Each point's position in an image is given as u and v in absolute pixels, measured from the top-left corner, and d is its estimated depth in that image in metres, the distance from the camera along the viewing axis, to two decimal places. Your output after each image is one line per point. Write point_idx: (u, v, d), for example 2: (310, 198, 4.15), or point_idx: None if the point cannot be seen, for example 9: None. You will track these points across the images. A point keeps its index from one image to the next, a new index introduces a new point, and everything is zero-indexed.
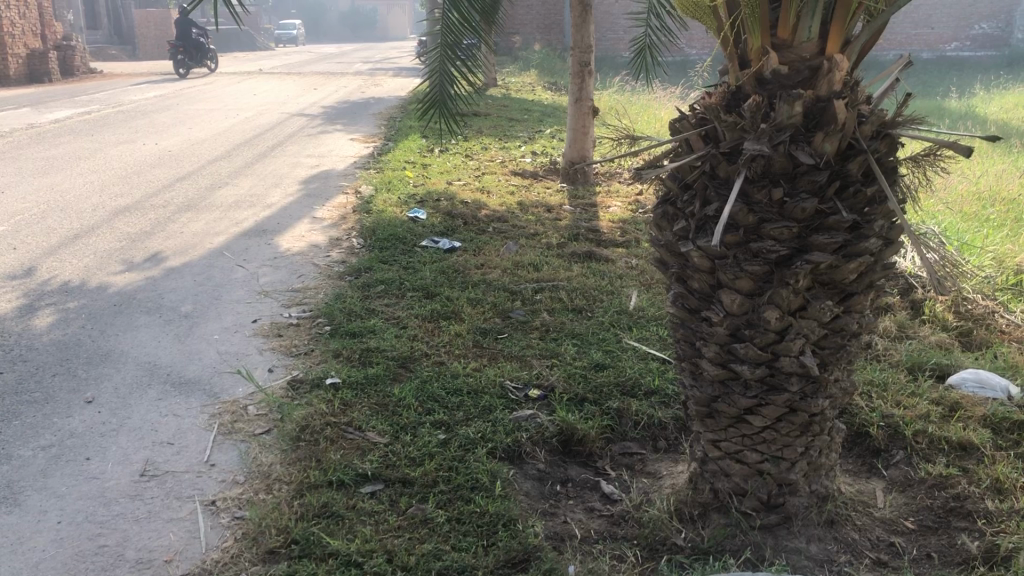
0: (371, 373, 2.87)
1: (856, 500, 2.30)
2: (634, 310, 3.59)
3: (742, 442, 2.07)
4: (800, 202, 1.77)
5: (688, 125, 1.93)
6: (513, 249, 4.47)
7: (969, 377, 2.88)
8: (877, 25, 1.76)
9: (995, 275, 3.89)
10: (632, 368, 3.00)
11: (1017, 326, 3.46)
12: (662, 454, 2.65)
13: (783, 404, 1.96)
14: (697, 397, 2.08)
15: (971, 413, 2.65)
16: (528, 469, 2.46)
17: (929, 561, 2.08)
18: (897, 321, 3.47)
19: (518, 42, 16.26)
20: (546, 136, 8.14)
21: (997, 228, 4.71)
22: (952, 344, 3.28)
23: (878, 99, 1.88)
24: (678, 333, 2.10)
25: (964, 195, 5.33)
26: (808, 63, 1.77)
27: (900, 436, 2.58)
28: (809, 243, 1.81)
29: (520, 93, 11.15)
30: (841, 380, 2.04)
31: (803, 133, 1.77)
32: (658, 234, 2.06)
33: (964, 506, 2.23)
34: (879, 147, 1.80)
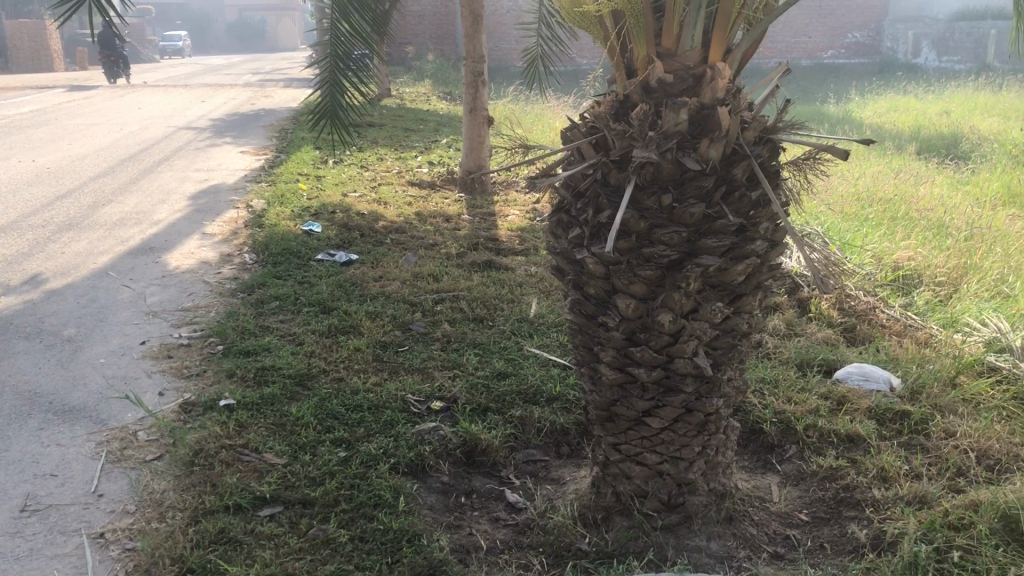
0: (267, 393, 2.79)
1: (753, 495, 2.37)
2: (534, 318, 3.61)
3: (641, 444, 2.10)
4: (688, 207, 1.81)
5: (579, 134, 1.95)
6: (412, 260, 4.44)
7: (854, 371, 3.00)
8: (757, 33, 1.82)
9: (875, 272, 4.07)
10: (533, 376, 3.01)
11: (896, 319, 3.62)
12: (565, 460, 2.67)
13: (680, 405, 2.00)
14: (596, 401, 2.10)
15: (857, 405, 2.76)
16: (431, 483, 2.45)
17: (822, 551, 2.15)
18: (786, 320, 3.59)
19: (411, 53, 16.22)
20: (441, 146, 8.12)
21: (875, 227, 4.94)
22: (837, 339, 3.41)
23: (760, 105, 1.94)
24: (576, 339, 2.12)
25: (844, 197, 5.57)
26: (692, 71, 1.81)
27: (791, 431, 2.66)
28: (699, 247, 1.85)
29: (415, 104, 11.11)
30: (734, 379, 2.09)
31: (690, 139, 1.81)
32: (554, 242, 2.07)
33: (853, 496, 2.32)
34: (762, 152, 1.86)
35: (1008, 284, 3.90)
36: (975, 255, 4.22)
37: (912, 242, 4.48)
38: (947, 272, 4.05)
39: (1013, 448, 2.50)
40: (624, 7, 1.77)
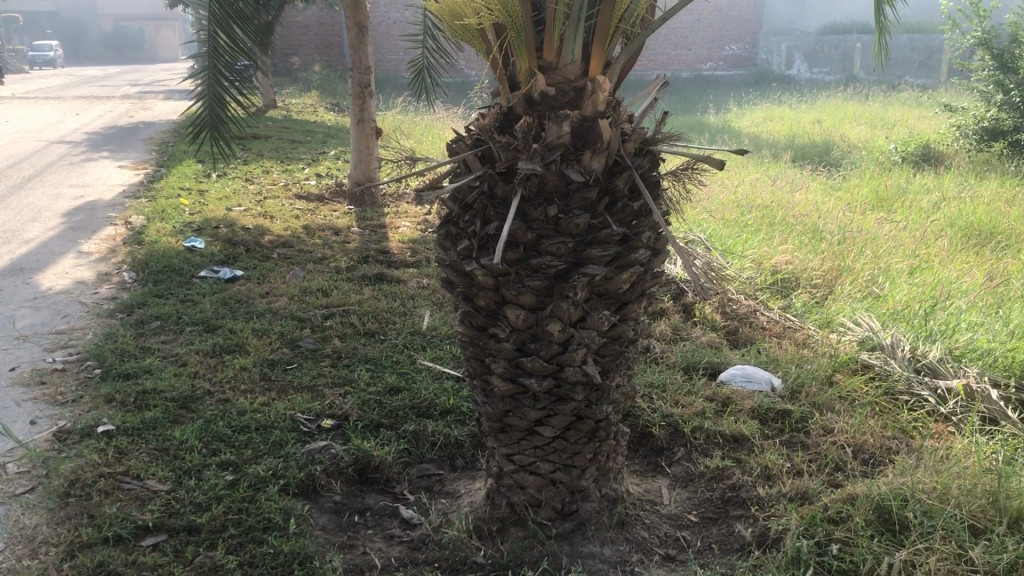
0: (148, 418, 2.69)
1: (644, 499, 2.41)
2: (426, 330, 3.59)
3: (534, 453, 2.11)
4: (573, 218, 1.83)
5: (464, 146, 1.95)
6: (300, 275, 4.35)
7: (737, 373, 3.10)
8: (635, 47, 1.86)
9: (755, 276, 4.23)
10: (426, 389, 2.98)
11: (776, 321, 3.76)
12: (460, 472, 2.66)
13: (571, 413, 2.02)
14: (489, 413, 2.10)
15: (741, 405, 2.85)
16: (323, 502, 2.40)
17: (711, 551, 2.20)
18: (672, 325, 3.68)
19: (296, 64, 15.97)
20: (329, 158, 8.01)
21: (754, 232, 5.13)
22: (721, 342, 3.52)
23: (640, 117, 1.98)
24: (467, 352, 2.12)
25: (725, 204, 5.76)
26: (573, 84, 1.83)
27: (679, 433, 2.72)
28: (585, 257, 1.88)
29: (301, 115, 10.92)
30: (622, 385, 2.13)
31: (573, 151, 1.83)
32: (442, 254, 2.07)
33: (739, 495, 2.39)
34: (642, 163, 1.90)
35: (877, 284, 4.09)
36: (848, 257, 4.42)
37: (789, 246, 4.67)
38: (822, 274, 4.23)
39: (885, 442, 2.62)
40: (505, 20, 1.78)
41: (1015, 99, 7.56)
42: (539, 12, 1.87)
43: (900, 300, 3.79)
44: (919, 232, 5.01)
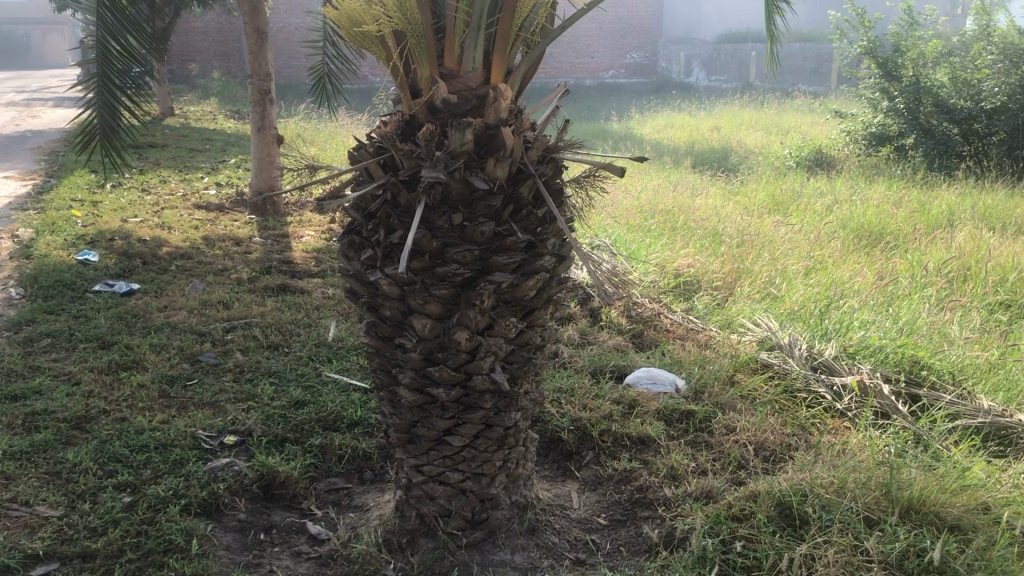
0: (38, 440, 2.56)
1: (554, 504, 2.42)
2: (331, 341, 3.54)
3: (443, 463, 2.09)
4: (478, 226, 1.83)
5: (366, 154, 1.92)
6: (199, 288, 4.23)
7: (643, 376, 3.15)
8: (535, 55, 1.87)
9: (659, 280, 4.31)
10: (333, 402, 2.93)
11: (679, 323, 3.84)
12: (368, 485, 2.62)
13: (479, 421, 2.02)
14: (396, 423, 2.08)
15: (647, 407, 2.89)
16: (227, 521, 2.34)
17: (619, 553, 2.23)
18: (579, 329, 3.72)
19: (194, 71, 15.55)
20: (229, 167, 7.82)
21: (658, 236, 5.23)
22: (627, 346, 3.57)
23: (542, 125, 2.00)
24: (374, 363, 2.09)
25: (629, 209, 5.86)
26: (476, 92, 1.83)
27: (588, 437, 2.75)
28: (490, 264, 1.87)
29: (199, 123, 10.63)
30: (530, 392, 2.14)
31: (476, 159, 1.83)
32: (346, 264, 2.03)
33: (647, 496, 2.42)
34: (546, 170, 1.91)
35: (775, 285, 4.22)
36: (746, 260, 4.55)
37: (690, 250, 4.77)
38: (722, 277, 4.34)
39: (785, 439, 2.70)
40: (405, 27, 1.76)
41: (900, 105, 7.92)
42: (438, 20, 1.86)
43: (796, 300, 3.92)
44: (813, 234, 5.20)
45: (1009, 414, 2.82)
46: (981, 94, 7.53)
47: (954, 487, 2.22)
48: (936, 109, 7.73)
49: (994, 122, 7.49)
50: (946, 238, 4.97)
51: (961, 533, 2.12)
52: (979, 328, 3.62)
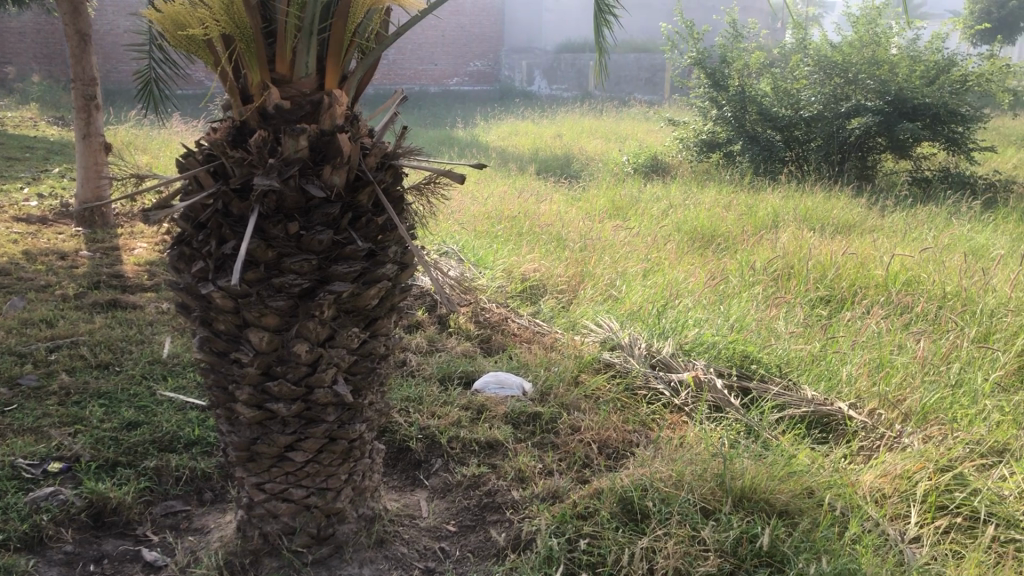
0: None
1: (402, 514, 2.40)
2: (167, 358, 3.38)
3: (286, 480, 2.03)
4: (316, 234, 1.79)
5: (194, 162, 1.84)
6: (19, 305, 3.94)
7: (490, 380, 3.15)
8: (370, 61, 1.85)
9: (506, 285, 4.36)
10: (169, 422, 2.80)
11: (526, 327, 3.89)
12: (209, 506, 2.51)
13: (323, 434, 1.98)
14: (235, 442, 2.00)
15: (494, 411, 2.90)
16: (51, 555, 2.19)
17: (468, 559, 2.23)
18: (427, 336, 3.70)
19: (10, 74, 14.49)
20: (52, 176, 7.34)
21: (504, 242, 5.29)
22: (475, 351, 3.59)
23: (381, 131, 1.97)
24: (209, 380, 2.01)
25: (476, 216, 5.90)
26: (309, 98, 1.78)
27: (436, 444, 2.74)
28: (329, 274, 1.84)
29: (17, 130, 9.93)
30: (375, 403, 2.11)
31: (312, 166, 1.78)
32: (176, 276, 1.94)
33: (495, 500, 2.44)
34: (385, 177, 1.89)
35: (615, 287, 4.34)
36: (589, 263, 4.67)
37: (536, 255, 4.84)
38: (567, 280, 4.44)
39: (628, 436, 2.79)
40: (233, 31, 1.70)
41: (727, 114, 8.36)
42: (268, 24, 1.80)
43: (635, 300, 4.05)
44: (650, 237, 5.40)
45: (831, 402, 3.01)
46: (800, 103, 8.04)
47: (782, 473, 2.34)
48: (760, 117, 8.22)
49: (812, 129, 8.02)
50: (771, 239, 5.27)
51: (790, 517, 2.25)
52: (802, 323, 3.84)
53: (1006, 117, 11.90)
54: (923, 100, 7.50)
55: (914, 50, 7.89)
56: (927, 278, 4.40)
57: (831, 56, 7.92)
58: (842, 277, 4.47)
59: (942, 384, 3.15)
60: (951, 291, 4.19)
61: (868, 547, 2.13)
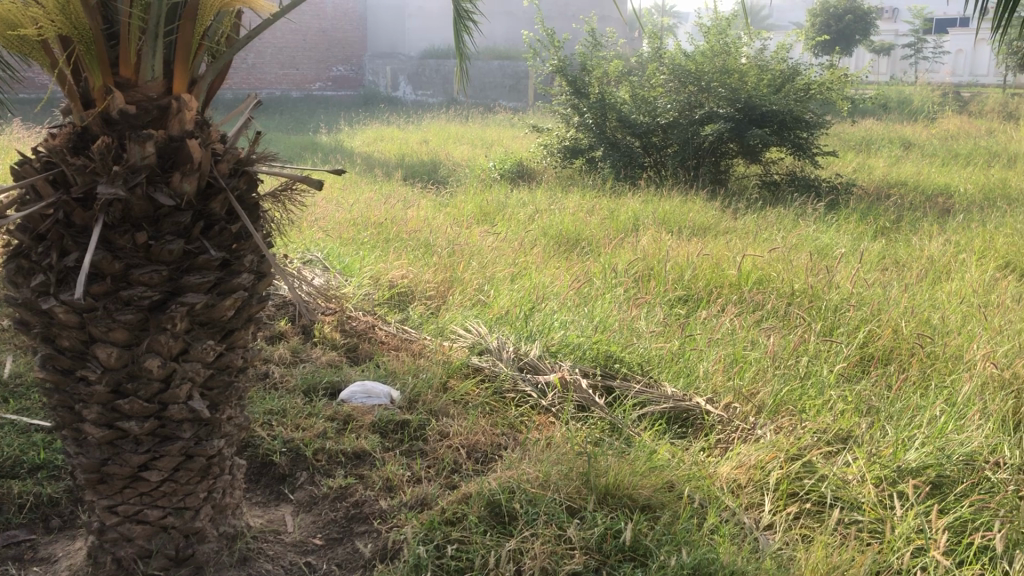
0: None
1: (267, 530, 2.34)
2: (8, 378, 3.17)
3: (140, 501, 1.95)
4: (166, 244, 1.72)
5: (31, 170, 1.73)
6: None
7: (357, 390, 3.10)
8: (222, 64, 1.80)
9: (372, 292, 4.31)
10: (10, 446, 2.62)
11: (393, 334, 3.85)
12: (56, 534, 2.37)
13: (179, 452, 1.91)
14: (83, 464, 1.90)
15: (361, 421, 2.86)
16: None
17: (336, 572, 2.19)
18: (291, 347, 3.61)
19: None
20: None
21: (370, 248, 5.24)
22: (341, 360, 3.53)
23: (235, 137, 1.92)
24: (52, 400, 1.90)
25: (341, 223, 5.82)
26: (156, 103, 1.70)
27: (301, 457, 2.67)
28: (181, 284, 1.78)
29: None
30: (234, 418, 2.05)
31: (160, 173, 1.71)
32: (13, 292, 1.83)
33: (362, 511, 2.40)
34: (239, 184, 1.84)
35: (483, 292, 4.37)
36: (457, 269, 4.68)
37: (403, 261, 4.81)
38: (435, 286, 4.43)
39: (495, 439, 2.81)
40: (71, 32, 1.62)
41: (589, 121, 8.55)
42: (109, 25, 1.72)
43: (503, 304, 4.08)
44: (517, 242, 5.45)
45: (689, 397, 3.12)
46: (656, 110, 8.32)
47: (644, 468, 2.41)
48: (620, 124, 8.47)
49: (668, 135, 8.31)
50: (632, 241, 5.42)
51: (651, 511, 2.31)
52: (662, 322, 3.96)
53: (845, 123, 12.66)
54: (770, 107, 7.88)
55: (761, 59, 8.29)
56: (776, 276, 4.63)
57: (685, 65, 8.24)
58: (698, 278, 4.65)
59: (791, 376, 3.31)
60: (799, 288, 4.42)
61: (724, 537, 2.21)
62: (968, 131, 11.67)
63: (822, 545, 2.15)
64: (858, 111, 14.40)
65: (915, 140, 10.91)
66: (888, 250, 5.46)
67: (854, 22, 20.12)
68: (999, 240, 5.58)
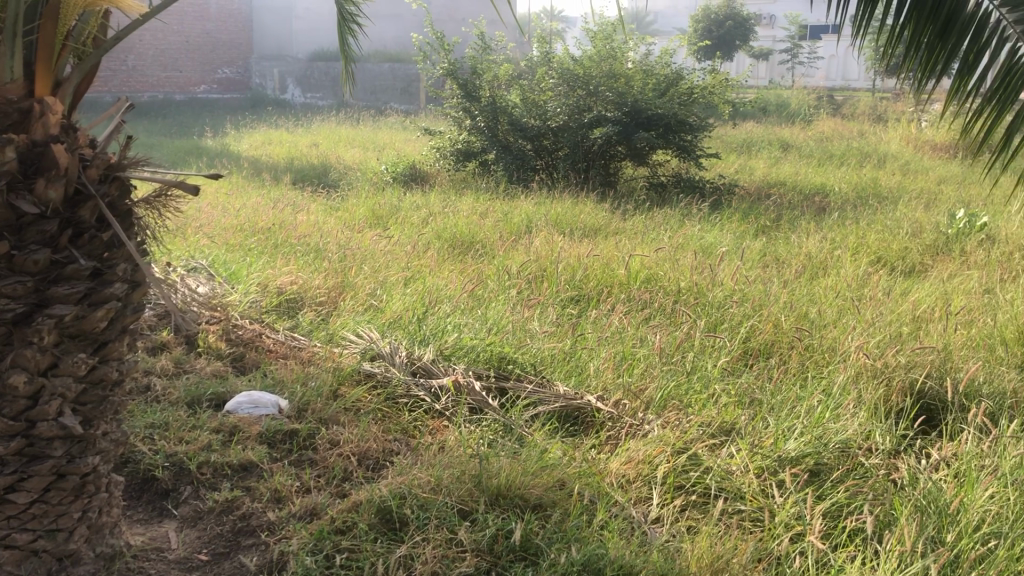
0: None
1: (148, 548, 2.25)
2: None
3: (7, 525, 1.83)
4: (30, 254, 1.65)
5: None
6: None
7: (243, 400, 3.01)
8: (87, 65, 1.73)
9: (260, 299, 4.21)
10: None
11: (281, 342, 3.77)
12: None
13: (49, 471, 1.82)
14: None
15: (248, 432, 2.79)
16: None
17: None
18: (174, 358, 3.49)
19: None
20: None
21: (258, 255, 5.12)
22: (227, 370, 3.43)
23: (104, 141, 1.84)
24: None
25: (227, 228, 5.66)
26: (16, 105, 1.61)
27: (185, 471, 2.59)
28: (48, 296, 1.70)
29: None
30: (110, 433, 1.97)
31: (22, 179, 1.63)
32: None
33: (249, 524, 2.34)
34: (109, 191, 1.75)
35: (375, 296, 4.32)
36: (348, 274, 4.62)
37: (292, 267, 4.71)
38: (325, 292, 4.36)
39: (387, 445, 2.79)
40: None
41: (481, 124, 8.56)
42: None
43: (395, 309, 4.05)
44: (410, 245, 5.43)
45: (580, 395, 3.17)
46: (547, 113, 8.38)
47: (535, 468, 2.44)
48: (511, 128, 8.50)
49: (559, 139, 8.40)
50: (525, 244, 5.47)
51: (543, 510, 2.34)
52: (554, 322, 4.01)
53: (727, 126, 13.09)
54: (655, 111, 8.07)
55: (646, 64, 8.48)
56: (664, 275, 4.74)
57: (573, 69, 8.34)
58: (589, 278, 4.72)
59: (678, 372, 3.40)
60: (685, 286, 4.55)
61: (613, 532, 2.25)
62: (842, 133, 12.21)
63: (706, 535, 2.22)
64: (740, 114, 14.91)
65: (793, 142, 11.38)
66: (768, 247, 5.67)
67: (734, 28, 20.82)
68: (870, 237, 5.87)
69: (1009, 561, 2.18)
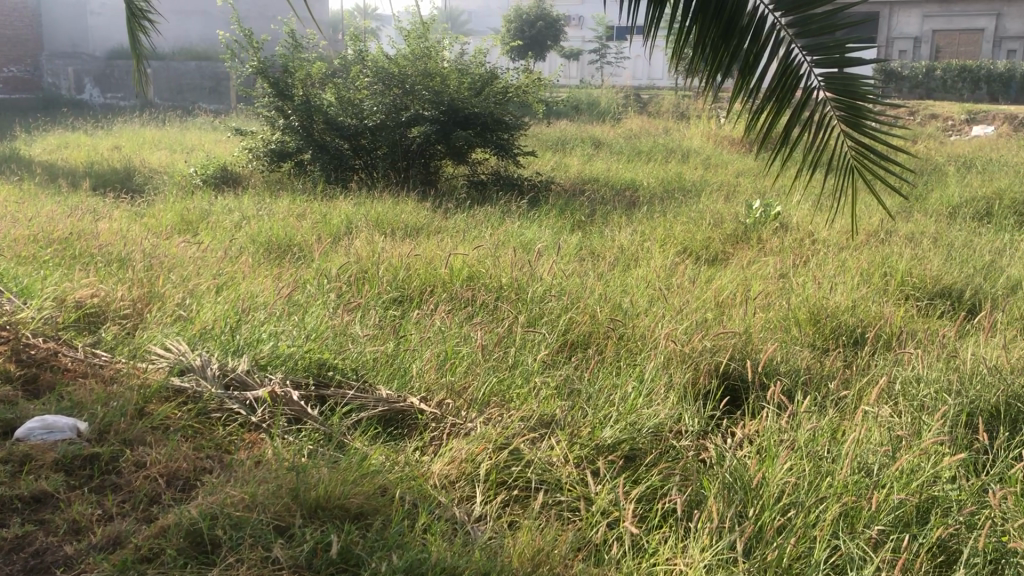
0: None
1: None
2: None
3: None
4: None
5: None
6: None
7: (35, 426, 2.77)
8: None
9: (56, 314, 3.91)
10: None
11: (80, 360, 3.51)
12: None
13: None
14: None
15: (41, 460, 2.57)
16: None
17: None
18: None
19: None
20: None
21: (53, 266, 4.75)
22: (17, 394, 3.15)
23: None
24: None
25: (19, 239, 5.23)
26: None
27: None
28: None
29: None
30: None
31: None
32: None
33: (43, 560, 2.16)
34: None
35: (185, 306, 4.11)
36: (155, 283, 4.37)
37: (92, 278, 4.40)
38: (130, 304, 4.11)
39: (198, 464, 2.66)
40: None
41: (295, 123, 8.31)
42: None
43: (207, 318, 3.86)
44: (223, 250, 5.21)
45: (401, 398, 3.13)
46: (363, 112, 8.23)
47: (355, 476, 2.40)
48: (327, 127, 8.29)
49: (376, 137, 8.25)
50: (344, 246, 5.37)
51: (363, 518, 2.30)
52: (376, 325, 3.95)
53: (541, 124, 13.40)
54: (472, 109, 8.11)
55: (461, 63, 8.51)
56: (484, 272, 4.77)
57: (387, 67, 8.26)
58: (411, 279, 4.69)
59: (499, 368, 3.43)
60: (505, 282, 4.60)
61: (436, 534, 2.24)
62: (649, 130, 12.75)
63: (527, 530, 2.25)
64: (554, 113, 15.27)
65: (604, 139, 11.78)
66: (584, 241, 5.83)
67: (545, 28, 21.31)
68: (678, 228, 6.15)
69: (806, 528, 2.33)
